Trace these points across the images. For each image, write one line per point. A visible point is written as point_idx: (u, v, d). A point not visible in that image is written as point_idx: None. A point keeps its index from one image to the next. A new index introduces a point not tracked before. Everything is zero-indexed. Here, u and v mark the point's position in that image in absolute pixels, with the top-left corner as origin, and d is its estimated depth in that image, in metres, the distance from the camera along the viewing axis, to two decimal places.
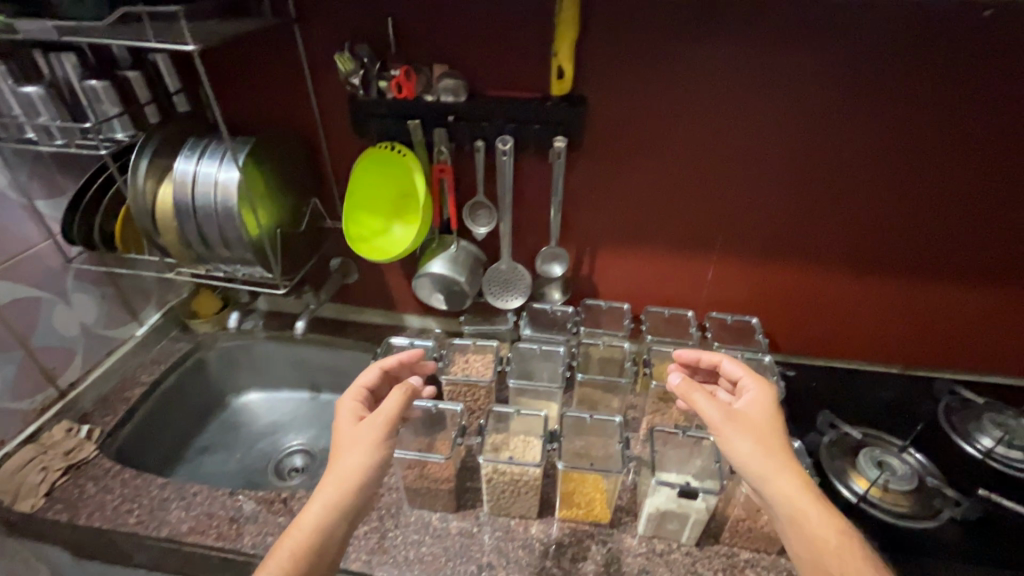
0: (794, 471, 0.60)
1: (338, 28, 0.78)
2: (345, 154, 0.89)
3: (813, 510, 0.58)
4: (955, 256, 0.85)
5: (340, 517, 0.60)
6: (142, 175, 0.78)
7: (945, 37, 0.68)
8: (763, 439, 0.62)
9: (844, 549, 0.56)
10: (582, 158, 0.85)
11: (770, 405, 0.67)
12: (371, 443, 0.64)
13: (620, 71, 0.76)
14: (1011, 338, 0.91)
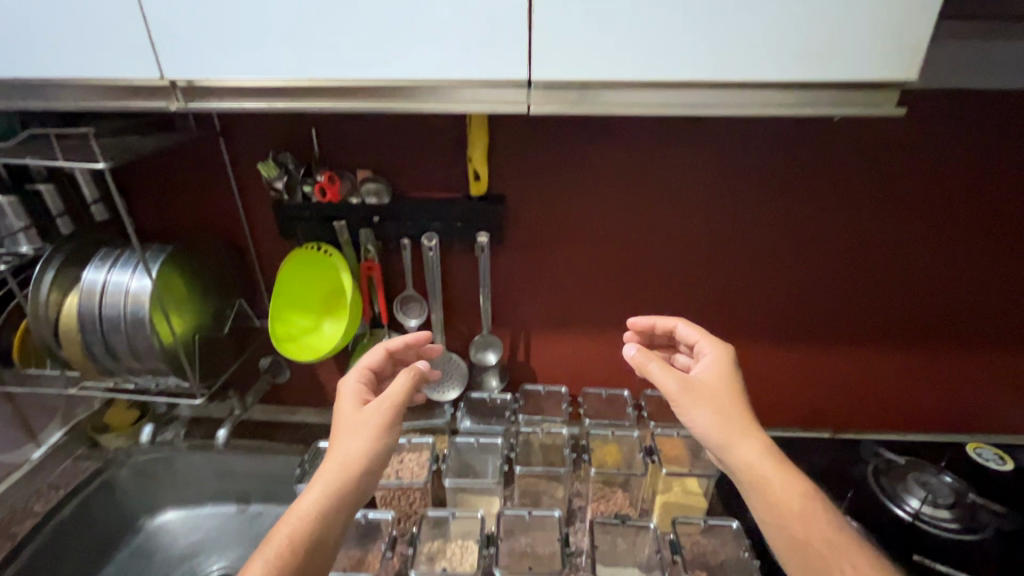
0: (755, 437, 0.61)
1: (263, 139, 0.81)
2: (272, 255, 0.89)
3: (777, 476, 0.59)
4: (866, 322, 0.91)
5: (342, 498, 0.59)
6: (46, 289, 0.74)
7: (812, 138, 0.78)
8: (721, 409, 0.63)
9: (811, 512, 0.57)
10: (506, 250, 0.88)
11: (731, 369, 0.67)
12: (371, 428, 0.62)
13: (533, 172, 0.82)
14: (927, 396, 0.97)
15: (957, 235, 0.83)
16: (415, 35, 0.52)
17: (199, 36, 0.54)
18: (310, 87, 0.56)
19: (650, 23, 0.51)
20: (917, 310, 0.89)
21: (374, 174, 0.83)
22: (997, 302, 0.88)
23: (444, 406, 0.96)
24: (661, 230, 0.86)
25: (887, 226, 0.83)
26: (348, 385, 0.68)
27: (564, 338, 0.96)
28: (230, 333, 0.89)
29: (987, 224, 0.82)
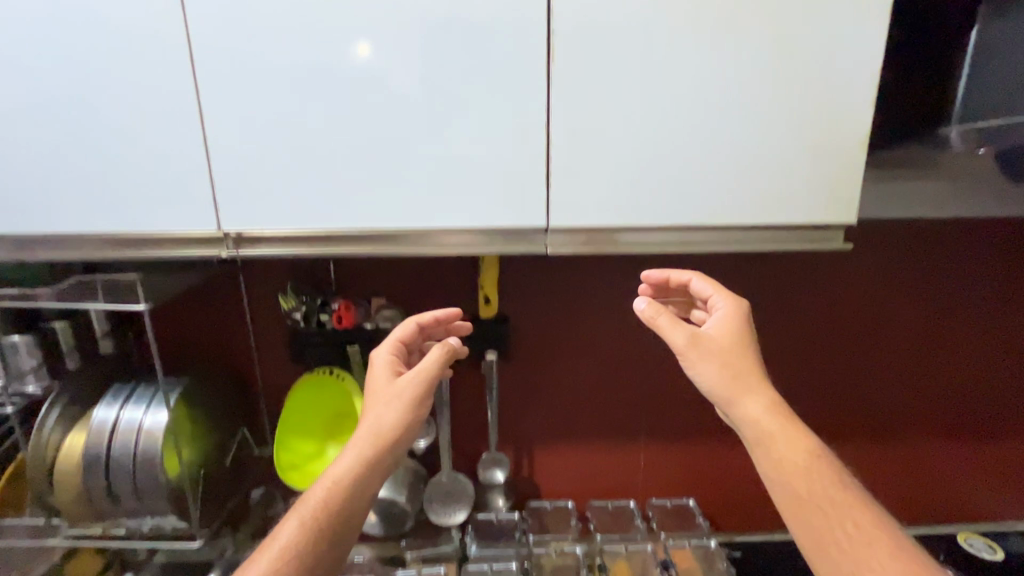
0: (764, 394, 0.56)
1: (284, 271, 0.87)
2: (279, 382, 0.90)
3: (783, 434, 0.54)
4: (865, 415, 0.98)
5: (375, 465, 0.58)
6: (49, 428, 0.72)
7: (779, 258, 0.90)
8: (728, 369, 0.57)
9: (815, 469, 0.52)
10: (510, 366, 0.93)
11: (744, 327, 0.60)
12: (402, 403, 0.60)
13: (534, 294, 0.90)
14: (927, 486, 1.02)
15: (913, 337, 0.94)
16: (452, 193, 0.62)
17: (262, 196, 0.62)
18: (356, 237, 0.65)
19: (645, 184, 0.63)
20: (909, 400, 0.98)
21: (388, 301, 0.88)
22: (958, 395, 0.98)
23: (450, 531, 0.93)
24: (655, 343, 0.93)
25: (853, 332, 0.94)
26: (380, 358, 0.65)
27: (569, 449, 0.98)
28: (230, 465, 0.87)
29: (935, 327, 0.94)
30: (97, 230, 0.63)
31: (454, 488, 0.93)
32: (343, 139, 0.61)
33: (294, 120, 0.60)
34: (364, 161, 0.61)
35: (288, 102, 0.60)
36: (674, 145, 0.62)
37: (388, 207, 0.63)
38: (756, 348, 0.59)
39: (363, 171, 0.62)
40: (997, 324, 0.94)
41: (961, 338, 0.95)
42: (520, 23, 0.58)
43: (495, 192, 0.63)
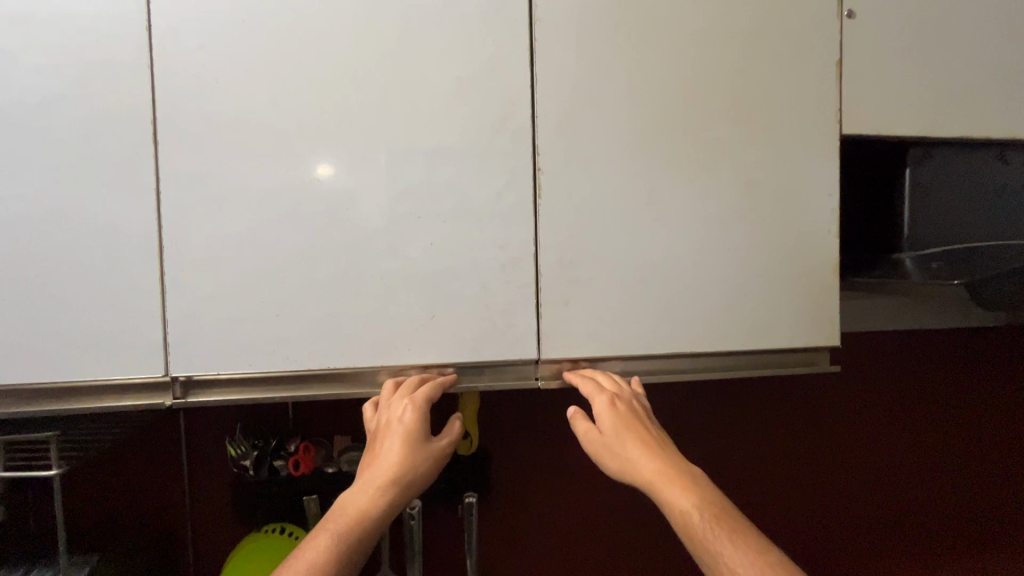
0: (653, 457, 0.53)
1: (235, 411, 0.76)
2: (217, 546, 0.76)
3: (670, 488, 0.50)
4: (899, 489, 0.93)
5: (384, 520, 0.52)
6: None
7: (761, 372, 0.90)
8: (615, 450, 0.55)
9: (694, 516, 0.47)
10: (491, 507, 0.83)
11: (627, 401, 0.58)
12: (429, 466, 0.55)
13: (517, 425, 0.84)
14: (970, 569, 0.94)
15: (910, 452, 0.93)
16: (437, 326, 0.58)
17: (223, 336, 0.56)
18: (329, 378, 0.58)
19: (637, 315, 0.61)
20: (939, 474, 0.94)
21: (354, 441, 0.78)
22: (965, 511, 0.94)
23: None
24: None
25: (853, 451, 0.91)
26: (417, 394, 0.56)
27: None
28: None
29: (930, 440, 0.93)
30: (12, 376, 0.54)
31: None
32: (321, 274, 0.57)
33: (270, 255, 0.56)
34: (342, 296, 0.57)
35: (264, 236, 0.56)
36: (663, 274, 0.62)
37: (367, 345, 0.58)
38: (646, 420, 0.57)
39: (341, 306, 0.57)
40: (985, 433, 0.95)
41: (954, 450, 0.94)
42: (509, 160, 0.59)
43: (482, 325, 0.59)
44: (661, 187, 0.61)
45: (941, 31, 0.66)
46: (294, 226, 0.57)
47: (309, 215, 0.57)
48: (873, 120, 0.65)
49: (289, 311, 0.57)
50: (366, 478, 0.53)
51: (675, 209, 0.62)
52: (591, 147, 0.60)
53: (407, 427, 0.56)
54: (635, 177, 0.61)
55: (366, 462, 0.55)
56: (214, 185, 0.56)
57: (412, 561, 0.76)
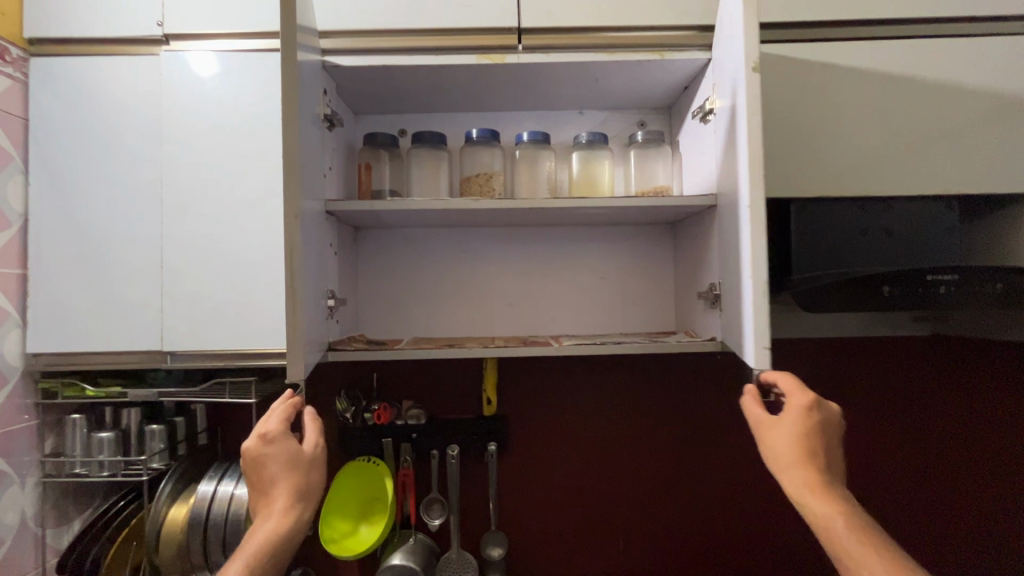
0: (812, 470, 0.66)
1: (340, 380, 1.17)
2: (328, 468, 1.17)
3: (817, 500, 0.64)
4: (906, 451, 1.17)
5: (291, 520, 0.69)
6: (164, 497, 0.99)
7: (717, 368, 1.17)
8: (780, 452, 0.68)
9: (837, 528, 0.62)
10: (509, 457, 1.17)
11: (813, 414, 0.69)
12: (305, 472, 0.72)
13: (525, 397, 1.17)
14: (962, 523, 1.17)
15: (904, 426, 1.17)
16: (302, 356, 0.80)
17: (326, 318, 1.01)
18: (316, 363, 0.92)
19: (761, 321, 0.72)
20: (944, 446, 1.17)
21: (415, 403, 1.16)
22: (904, 500, 1.17)
23: None
24: (624, 436, 1.17)
25: (858, 419, 1.18)
26: (273, 428, 0.72)
27: (560, 534, 1.16)
28: None
29: (859, 436, 1.18)
30: (225, 346, 0.95)
31: (460, 562, 1.11)
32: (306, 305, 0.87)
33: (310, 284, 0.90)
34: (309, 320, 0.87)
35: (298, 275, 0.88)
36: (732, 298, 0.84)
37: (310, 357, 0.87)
38: (819, 437, 0.68)
39: None
40: (914, 432, 1.17)
41: (882, 441, 1.17)
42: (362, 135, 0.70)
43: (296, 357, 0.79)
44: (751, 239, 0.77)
45: (833, 127, 0.94)
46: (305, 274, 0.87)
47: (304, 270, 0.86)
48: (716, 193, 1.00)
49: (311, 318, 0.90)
50: (265, 496, 0.70)
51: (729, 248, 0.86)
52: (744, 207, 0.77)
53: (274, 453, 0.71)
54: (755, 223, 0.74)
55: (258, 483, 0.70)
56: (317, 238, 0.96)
57: (451, 499, 1.10)
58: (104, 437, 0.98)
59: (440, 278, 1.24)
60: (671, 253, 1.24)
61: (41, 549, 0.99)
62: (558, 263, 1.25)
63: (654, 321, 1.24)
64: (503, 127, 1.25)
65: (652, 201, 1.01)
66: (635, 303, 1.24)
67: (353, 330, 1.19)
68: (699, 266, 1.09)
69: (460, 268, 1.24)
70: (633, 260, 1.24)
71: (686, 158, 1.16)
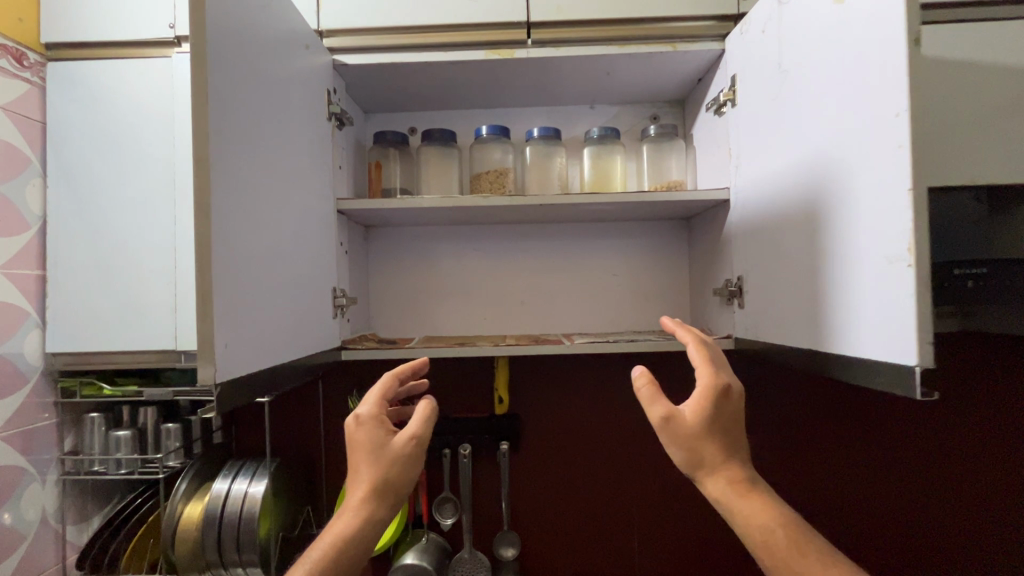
0: (728, 473, 0.61)
1: (352, 379, 1.17)
2: (340, 467, 1.17)
3: (745, 509, 0.60)
4: (927, 456, 1.13)
5: (373, 515, 0.67)
6: (180, 494, 1.00)
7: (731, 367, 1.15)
8: (689, 454, 0.62)
9: (767, 533, 0.59)
10: (521, 457, 1.16)
11: (721, 404, 0.64)
12: (395, 466, 0.68)
13: (536, 397, 1.16)
14: (995, 530, 1.11)
15: (924, 429, 1.13)
16: (219, 356, 0.59)
17: (292, 319, 0.80)
18: (264, 373, 0.71)
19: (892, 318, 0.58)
20: (970, 448, 1.12)
21: None
22: (936, 510, 1.13)
23: None
24: (636, 436, 1.15)
25: (873, 421, 1.15)
26: (365, 414, 0.72)
27: (574, 536, 1.15)
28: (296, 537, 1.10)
29: (877, 438, 1.15)
30: None
31: (473, 563, 1.11)
32: (242, 297, 0.65)
33: (259, 270, 0.69)
34: (244, 316, 0.65)
35: (308, 273, 0.88)
36: (840, 286, 0.65)
37: (249, 365, 0.66)
38: (727, 430, 0.63)
39: None
40: (943, 438, 1.13)
41: (901, 442, 1.14)
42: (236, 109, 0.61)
43: (207, 355, 0.58)
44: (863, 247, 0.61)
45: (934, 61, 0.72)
46: (247, 256, 0.66)
47: (241, 249, 0.64)
48: (731, 188, 0.98)
49: (257, 315, 0.68)
50: (353, 484, 0.68)
51: (834, 227, 0.67)
52: (883, 170, 0.57)
53: (365, 441, 0.70)
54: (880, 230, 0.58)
55: (351, 470, 0.70)
56: (273, 216, 0.76)
57: (464, 498, 1.10)
58: (122, 435, 1.00)
59: (451, 276, 1.23)
60: (686, 250, 1.22)
61: (61, 545, 1.01)
62: (570, 260, 1.23)
63: (668, 318, 1.21)
64: (513, 124, 1.24)
65: (666, 196, 0.99)
66: (650, 300, 1.22)
67: (365, 329, 1.19)
68: (714, 263, 1.06)
69: (471, 266, 1.23)
70: (646, 257, 1.22)
71: (700, 153, 1.13)
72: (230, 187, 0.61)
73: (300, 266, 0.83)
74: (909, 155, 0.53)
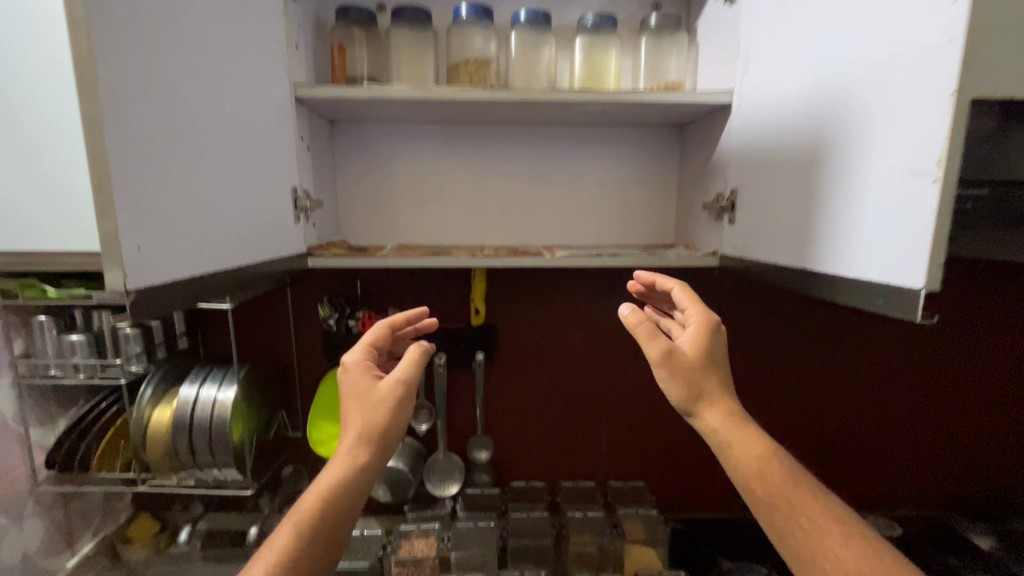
0: (722, 409, 0.62)
1: (322, 287, 1.12)
2: (313, 375, 1.16)
3: (741, 445, 0.61)
4: (881, 377, 1.19)
5: (365, 455, 0.65)
6: (145, 400, 0.98)
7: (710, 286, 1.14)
8: (688, 389, 0.63)
9: (763, 468, 0.60)
10: (496, 366, 1.16)
11: (714, 341, 0.66)
12: (387, 409, 0.66)
13: (515, 309, 1.14)
14: (931, 440, 1.21)
15: (884, 352, 1.18)
16: (131, 260, 0.50)
17: (238, 219, 0.70)
18: (206, 279, 0.63)
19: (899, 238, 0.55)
20: (923, 370, 1.18)
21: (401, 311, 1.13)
22: (885, 423, 1.21)
23: (445, 500, 1.16)
24: (611, 349, 1.16)
25: (837, 344, 1.18)
26: (354, 359, 0.71)
27: (546, 441, 1.20)
28: (271, 439, 1.12)
29: (841, 357, 1.19)
30: None
31: (448, 465, 1.16)
32: (159, 191, 0.54)
33: (183, 158, 0.59)
34: (166, 214, 0.55)
35: (264, 173, 0.79)
36: (847, 204, 0.61)
37: (180, 271, 0.58)
38: (716, 367, 0.65)
39: None
40: (901, 360, 1.18)
41: (863, 362, 1.18)
42: None
43: (112, 260, 0.49)
44: (881, 160, 0.56)
45: None
46: (159, 142, 0.55)
47: (148, 132, 0.53)
48: (735, 91, 0.89)
49: (185, 213, 0.59)
50: (346, 427, 0.66)
51: (853, 130, 0.60)
52: (923, 70, 0.50)
53: (357, 387, 0.68)
54: (906, 143, 0.53)
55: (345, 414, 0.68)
56: (218, 101, 0.66)
57: (439, 405, 1.11)
58: (75, 339, 0.94)
59: (426, 181, 1.14)
60: (678, 160, 1.15)
61: (26, 448, 0.99)
62: (554, 167, 1.15)
63: (653, 233, 1.17)
64: (497, 5, 1.08)
65: (665, 97, 0.90)
66: (635, 213, 1.17)
67: (333, 235, 1.12)
68: (707, 174, 1.00)
69: (449, 171, 1.14)
70: (635, 167, 1.15)
71: (704, 48, 1.02)
72: (114, 47, 0.48)
73: (243, 159, 0.72)
74: (961, 49, 0.46)
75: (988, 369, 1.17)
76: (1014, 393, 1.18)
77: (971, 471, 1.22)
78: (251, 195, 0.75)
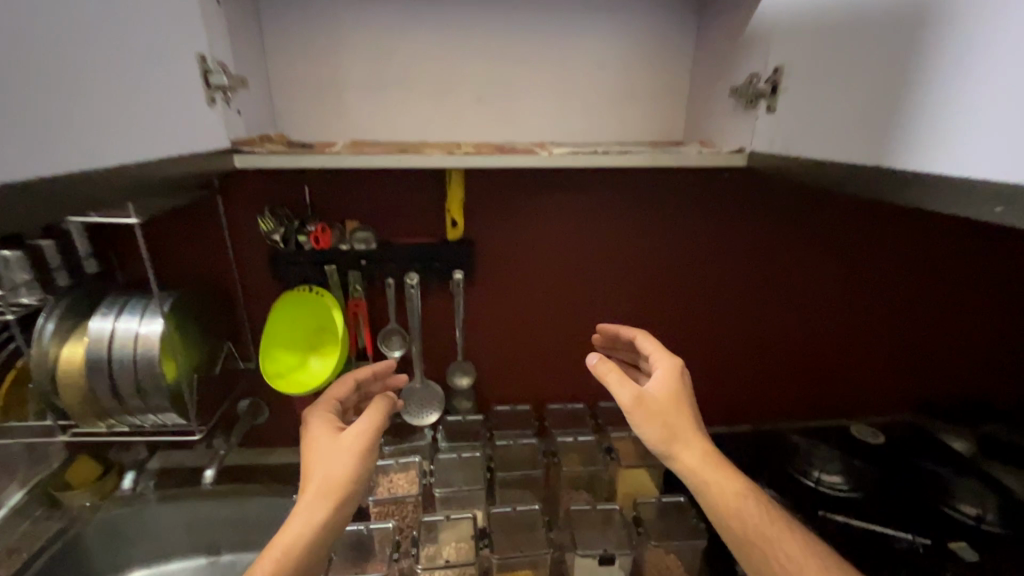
0: (699, 450, 0.67)
1: (260, 194, 0.91)
2: (262, 300, 0.99)
3: (715, 485, 0.65)
4: (884, 293, 1.12)
5: (330, 514, 0.61)
6: (47, 338, 0.79)
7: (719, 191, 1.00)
8: (663, 429, 0.67)
9: (739, 504, 0.64)
10: (476, 286, 1.02)
11: (682, 383, 0.72)
12: (352, 460, 0.64)
13: (497, 220, 0.97)
14: (922, 351, 1.18)
15: (891, 266, 1.10)
16: None
17: (113, 92, 0.49)
18: (70, 178, 0.43)
19: None
20: (925, 283, 1.12)
21: (362, 224, 0.95)
22: (880, 338, 1.16)
23: (423, 429, 1.05)
24: (606, 264, 1.03)
25: (846, 259, 1.08)
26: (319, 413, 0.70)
27: (531, 365, 1.10)
28: (218, 374, 0.97)
29: (848, 272, 1.10)
30: None
31: (426, 393, 1.05)
32: None
33: None
34: None
35: (151, 28, 0.55)
36: (965, 75, 0.46)
37: (21, 164, 0.38)
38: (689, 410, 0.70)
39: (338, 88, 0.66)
40: (907, 274, 1.11)
41: (869, 277, 1.10)
42: None
43: None
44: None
45: None
46: None
47: None
48: None
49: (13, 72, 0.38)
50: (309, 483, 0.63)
51: None
52: None
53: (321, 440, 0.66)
54: None
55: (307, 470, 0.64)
56: None
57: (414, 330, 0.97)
58: None
59: (383, 58, 0.90)
60: (693, 34, 0.94)
61: None
62: (544, 42, 0.93)
63: (658, 127, 1.00)
64: None
65: None
66: (639, 102, 0.98)
67: (268, 127, 0.89)
68: (735, 50, 0.81)
69: (412, 44, 0.90)
70: (641, 43, 0.94)
71: None
72: None
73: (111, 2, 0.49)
74: None
75: (987, 279, 1.13)
76: (1007, 301, 1.15)
77: (952, 382, 1.22)
78: (133, 61, 0.52)
